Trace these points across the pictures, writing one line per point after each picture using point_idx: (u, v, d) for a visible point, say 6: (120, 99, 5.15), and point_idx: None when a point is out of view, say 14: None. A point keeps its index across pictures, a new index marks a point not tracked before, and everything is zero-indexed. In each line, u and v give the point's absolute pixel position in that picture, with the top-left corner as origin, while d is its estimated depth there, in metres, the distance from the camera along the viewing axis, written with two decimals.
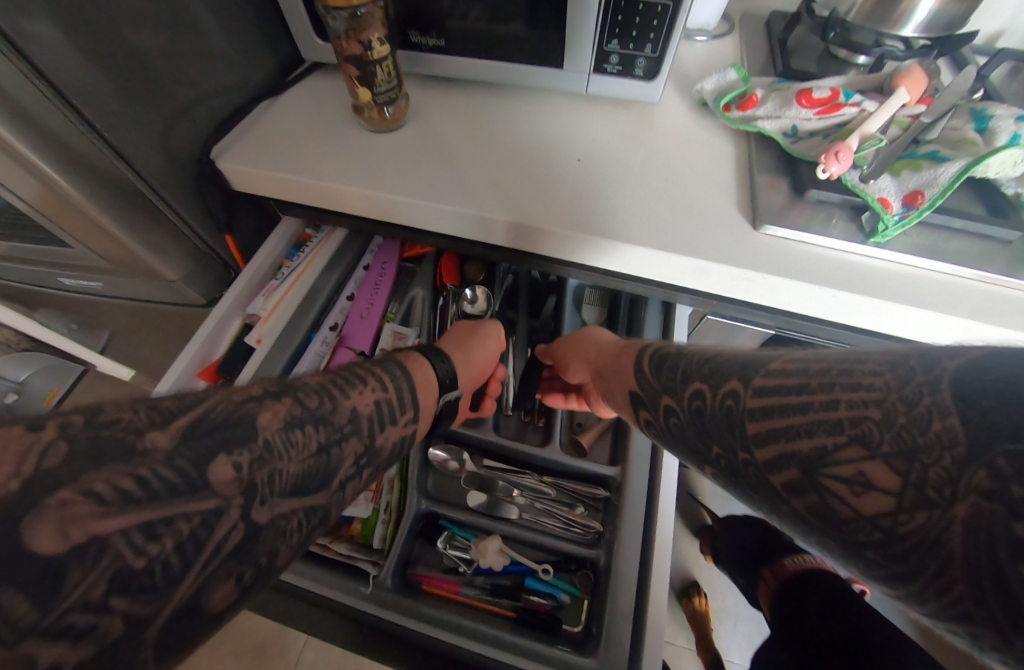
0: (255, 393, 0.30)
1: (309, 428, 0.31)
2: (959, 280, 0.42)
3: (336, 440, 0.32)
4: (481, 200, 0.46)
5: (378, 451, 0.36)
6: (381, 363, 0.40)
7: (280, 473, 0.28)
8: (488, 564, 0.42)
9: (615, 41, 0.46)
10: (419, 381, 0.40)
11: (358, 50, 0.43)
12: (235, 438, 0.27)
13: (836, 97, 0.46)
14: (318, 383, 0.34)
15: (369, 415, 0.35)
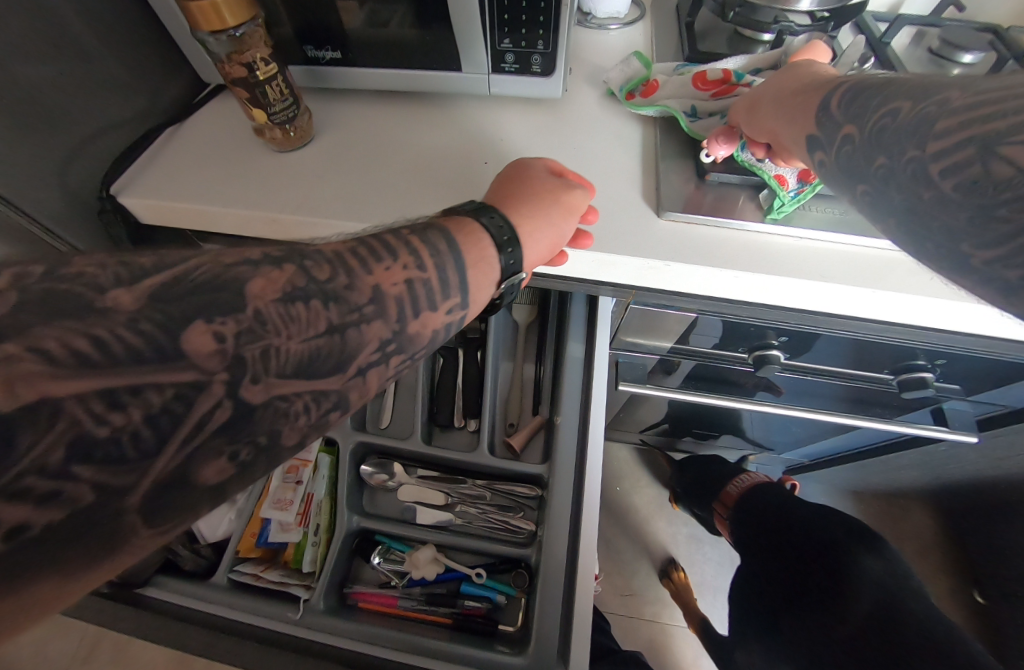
0: (251, 257, 0.25)
1: (316, 303, 0.26)
2: (854, 250, 0.43)
3: (353, 320, 0.27)
4: (390, 212, 0.46)
5: (409, 340, 0.30)
6: (423, 232, 0.32)
7: (275, 351, 0.24)
8: (420, 575, 0.42)
9: (507, 39, 0.46)
10: (473, 258, 0.33)
11: (243, 72, 0.42)
12: (218, 304, 0.23)
13: (728, 78, 0.47)
14: (334, 253, 0.28)
15: (398, 296, 0.29)
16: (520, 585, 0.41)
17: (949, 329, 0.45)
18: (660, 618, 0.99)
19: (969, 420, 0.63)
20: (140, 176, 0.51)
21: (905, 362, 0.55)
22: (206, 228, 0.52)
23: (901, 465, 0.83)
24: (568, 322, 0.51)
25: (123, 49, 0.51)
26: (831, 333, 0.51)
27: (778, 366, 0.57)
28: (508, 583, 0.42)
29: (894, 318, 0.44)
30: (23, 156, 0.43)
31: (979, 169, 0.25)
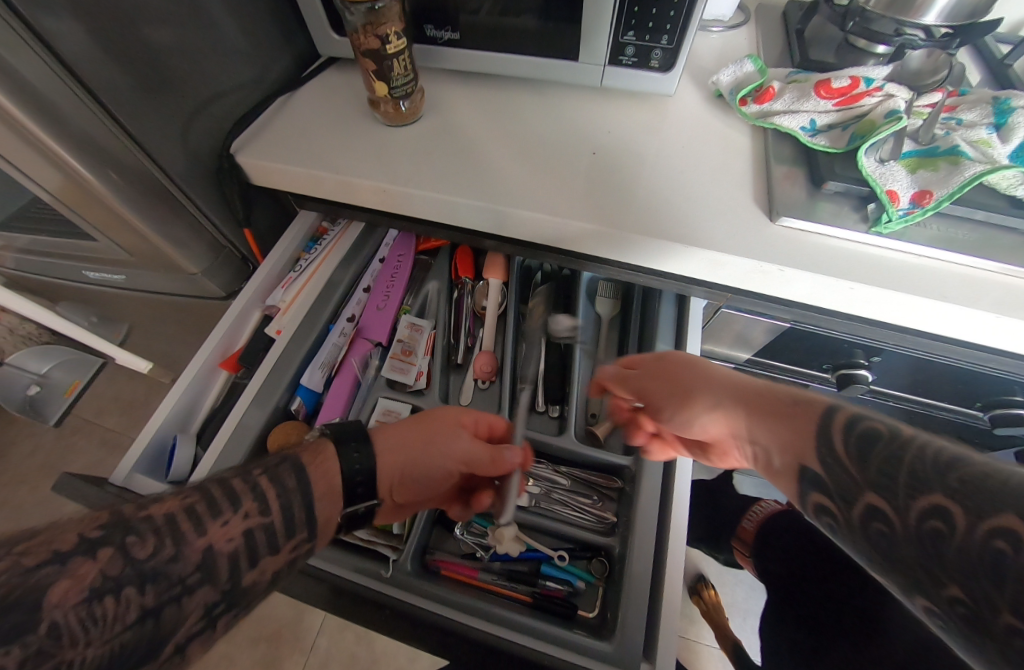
0: (59, 548, 0.23)
1: (127, 591, 0.24)
2: (982, 273, 0.42)
3: (172, 597, 0.26)
4: (496, 194, 0.47)
5: (245, 591, 0.30)
6: (274, 468, 0.33)
7: (77, 663, 0.22)
8: (505, 550, 0.41)
9: (631, 32, 0.46)
10: (321, 490, 0.35)
11: (375, 44, 0.43)
12: (4, 631, 0.20)
13: (856, 87, 0.46)
14: (164, 519, 0.27)
15: (231, 552, 0.29)
16: (599, 572, 0.43)
17: None
18: (687, 634, 0.98)
19: None
20: (254, 139, 0.53)
21: (1000, 398, 0.53)
22: (309, 195, 0.53)
23: None
24: (657, 320, 0.50)
25: (250, 19, 0.53)
26: (929, 357, 0.49)
27: (864, 388, 0.55)
28: (587, 570, 0.43)
29: (1013, 349, 0.43)
30: (159, 111, 0.46)
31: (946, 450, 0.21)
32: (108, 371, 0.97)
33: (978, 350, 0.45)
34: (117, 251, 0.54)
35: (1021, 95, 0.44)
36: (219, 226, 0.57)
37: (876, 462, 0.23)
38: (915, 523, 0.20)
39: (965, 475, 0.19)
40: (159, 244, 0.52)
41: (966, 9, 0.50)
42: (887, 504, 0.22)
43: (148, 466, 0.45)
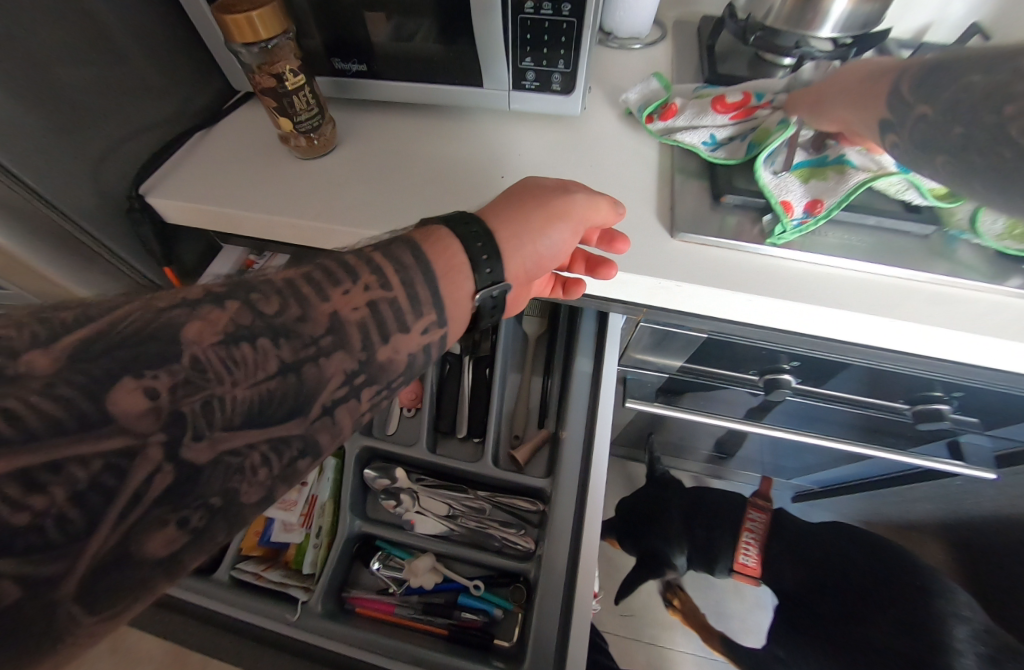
0: (189, 299, 0.26)
1: (263, 339, 0.26)
2: (875, 278, 0.43)
3: (309, 355, 0.27)
4: (406, 223, 0.47)
5: (380, 368, 0.30)
6: (389, 248, 0.32)
7: (220, 401, 0.24)
8: (419, 583, 0.44)
9: (529, 57, 0.47)
10: (443, 269, 0.33)
11: (272, 83, 0.43)
12: (150, 354, 0.23)
13: (748, 101, 0.47)
14: (284, 282, 0.29)
15: (360, 320, 0.29)
16: (517, 599, 0.43)
17: (968, 364, 0.45)
18: (660, 642, 0.96)
19: (987, 456, 0.62)
20: (168, 177, 0.53)
21: (921, 393, 0.55)
22: (227, 231, 0.53)
23: (918, 507, 0.80)
24: (577, 337, 0.51)
25: (159, 54, 0.53)
26: (844, 359, 0.50)
27: (789, 391, 0.56)
28: (506, 598, 0.43)
29: (913, 349, 0.44)
30: (61, 153, 0.45)
31: None
32: None
33: (885, 353, 0.47)
34: (31, 295, 0.53)
35: None
36: (138, 266, 0.56)
37: None
38: None
39: None
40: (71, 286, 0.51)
41: (858, 21, 0.53)
42: None
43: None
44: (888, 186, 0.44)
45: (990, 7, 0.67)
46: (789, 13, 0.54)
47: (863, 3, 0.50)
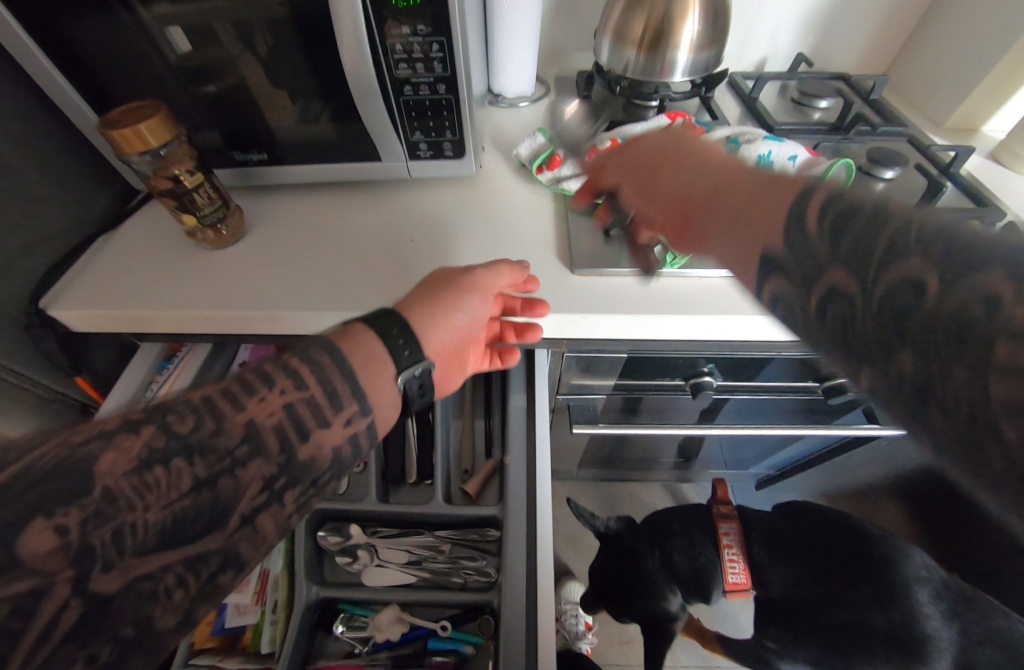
0: (105, 430, 0.25)
1: (177, 461, 0.26)
2: (753, 281, 0.49)
3: (225, 468, 0.27)
4: (322, 297, 0.48)
5: (302, 467, 0.30)
6: (306, 351, 0.32)
7: (132, 528, 0.24)
8: (385, 637, 0.43)
9: (419, 131, 0.51)
10: (361, 361, 0.33)
11: (169, 184, 0.45)
12: (57, 494, 0.22)
13: (616, 146, 0.53)
14: (201, 400, 0.29)
15: (276, 426, 0.29)
16: (486, 631, 0.42)
17: None
18: None
19: None
20: (70, 286, 0.51)
21: (826, 371, 0.61)
22: (140, 331, 0.52)
23: (858, 472, 0.86)
24: (508, 372, 0.54)
25: (51, 167, 0.53)
26: (749, 354, 0.55)
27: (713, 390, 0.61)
28: (476, 632, 0.42)
29: (803, 337, 0.49)
30: None
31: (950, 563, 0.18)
32: None
33: (781, 344, 0.52)
34: None
35: (746, 133, 0.54)
36: (48, 381, 0.53)
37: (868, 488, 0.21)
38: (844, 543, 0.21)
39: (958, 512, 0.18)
40: None
41: (701, 64, 0.62)
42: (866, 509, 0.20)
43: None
44: None
45: (808, 39, 0.80)
46: (642, 65, 0.62)
47: (698, 50, 0.60)
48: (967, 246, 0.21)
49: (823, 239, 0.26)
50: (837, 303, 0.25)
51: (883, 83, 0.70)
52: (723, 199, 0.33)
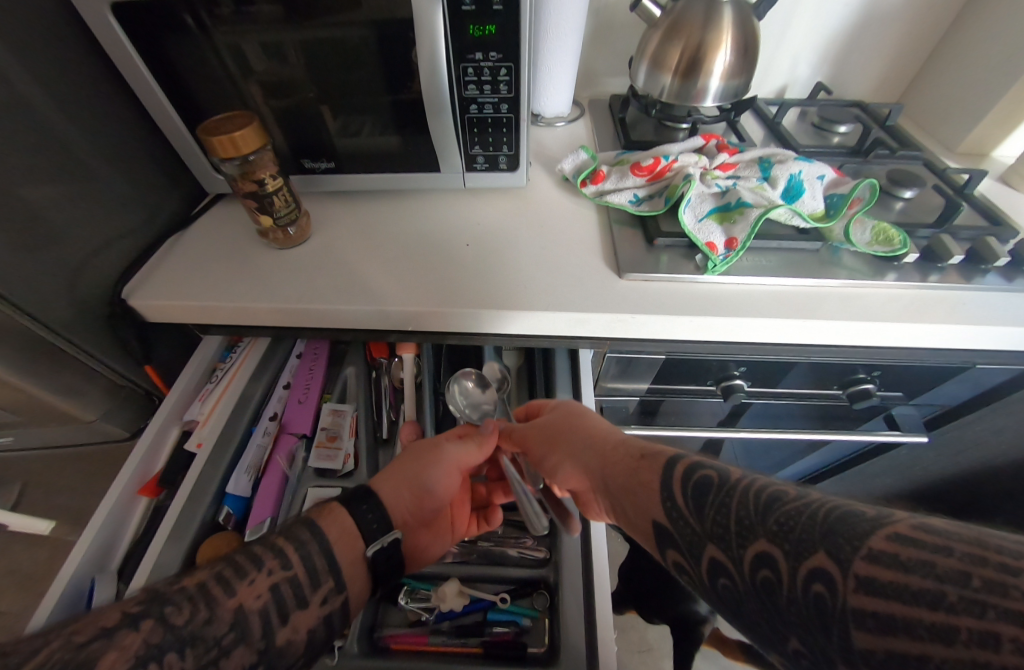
0: (107, 625, 0.27)
1: (172, 656, 0.28)
2: (788, 289, 0.53)
3: (212, 660, 0.29)
4: (388, 295, 0.52)
5: (277, 653, 0.33)
6: (289, 527, 0.38)
7: None
8: (449, 608, 0.46)
9: (477, 145, 0.55)
10: (337, 534, 0.38)
11: (253, 187, 0.49)
12: None
13: (658, 162, 0.57)
14: (195, 586, 0.32)
15: (262, 609, 0.33)
16: (542, 606, 0.47)
17: (878, 346, 0.54)
18: None
19: (917, 422, 0.71)
20: (148, 281, 0.56)
21: (850, 378, 0.64)
22: (209, 323, 0.55)
23: (878, 482, 0.88)
24: (555, 375, 0.58)
25: (133, 171, 0.57)
26: (780, 359, 0.59)
27: (743, 394, 0.64)
28: (532, 607, 0.47)
29: (834, 341, 0.52)
30: (43, 271, 0.47)
31: (824, 590, 0.22)
32: None
33: (812, 348, 0.55)
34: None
35: (778, 153, 0.58)
36: (119, 367, 0.57)
37: (778, 567, 0.24)
38: (801, 585, 0.23)
39: (858, 568, 0.21)
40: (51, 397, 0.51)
41: (731, 91, 0.66)
42: (784, 551, 0.24)
43: (68, 614, 0.43)
44: (778, 215, 0.55)
45: (826, 68, 0.86)
46: (676, 90, 0.67)
47: (729, 78, 0.64)
48: (786, 521, 0.25)
49: (702, 525, 0.30)
50: (724, 579, 0.27)
51: (899, 110, 0.75)
52: (613, 458, 0.40)
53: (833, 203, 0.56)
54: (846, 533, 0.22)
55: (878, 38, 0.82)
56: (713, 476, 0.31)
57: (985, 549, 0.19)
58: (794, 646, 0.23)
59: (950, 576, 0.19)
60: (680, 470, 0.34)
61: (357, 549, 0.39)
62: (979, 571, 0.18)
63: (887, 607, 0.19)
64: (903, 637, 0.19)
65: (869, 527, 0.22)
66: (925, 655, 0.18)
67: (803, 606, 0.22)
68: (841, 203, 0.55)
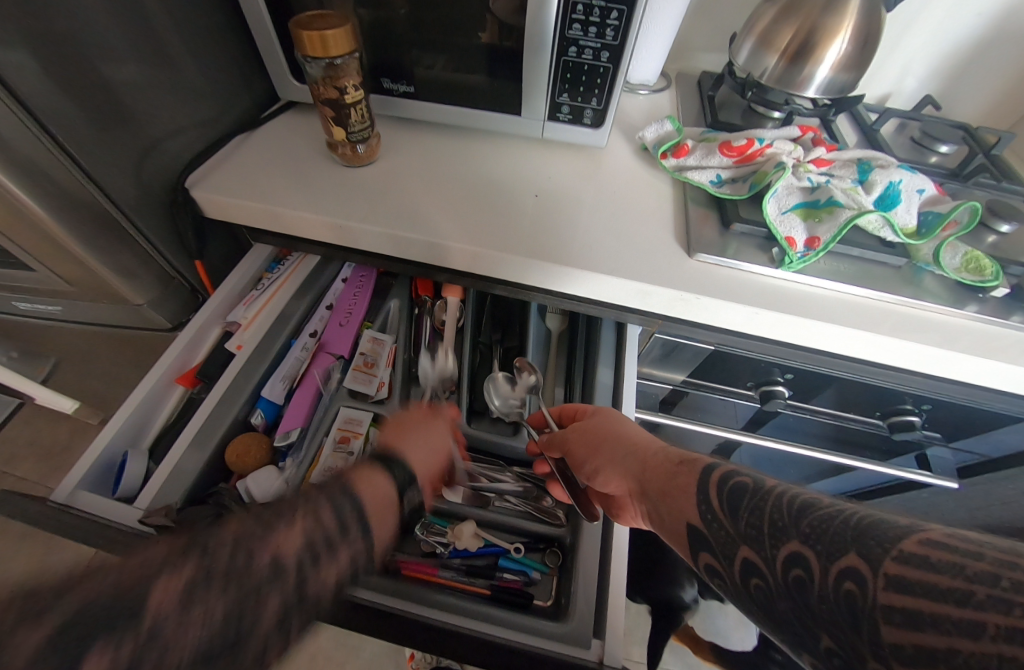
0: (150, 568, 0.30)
1: (212, 590, 0.31)
2: (864, 299, 0.50)
3: (252, 595, 0.32)
4: (449, 230, 0.50)
5: (309, 593, 0.34)
6: (324, 483, 0.40)
7: (174, 650, 0.28)
8: (463, 546, 0.49)
9: (565, 94, 0.53)
10: (366, 485, 0.41)
11: (334, 94, 0.47)
12: (115, 620, 0.27)
13: (751, 145, 0.54)
14: (235, 533, 0.34)
15: (298, 555, 0.35)
16: (553, 563, 0.50)
17: (939, 377, 0.51)
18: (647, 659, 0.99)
19: (949, 467, 0.69)
20: (212, 175, 0.55)
21: (894, 406, 0.62)
22: (265, 229, 0.55)
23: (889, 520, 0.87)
24: (599, 346, 0.58)
25: (211, 63, 0.56)
26: (831, 372, 0.57)
27: (782, 402, 0.62)
28: (543, 562, 0.50)
29: (896, 362, 0.50)
30: (115, 148, 0.47)
31: (854, 587, 0.23)
32: (25, 411, 0.95)
33: (870, 365, 0.53)
34: (58, 281, 0.53)
35: (880, 157, 0.55)
36: (171, 259, 0.57)
37: (812, 568, 0.24)
38: (833, 582, 0.23)
39: (889, 568, 0.22)
40: (105, 275, 0.51)
41: (837, 86, 0.62)
42: (816, 552, 0.25)
43: (98, 480, 0.44)
44: (867, 223, 0.51)
45: (936, 82, 0.80)
46: (780, 73, 0.62)
47: (841, 69, 0.59)
48: (818, 527, 0.25)
49: (735, 526, 0.30)
50: (754, 580, 0.27)
51: (1010, 140, 0.69)
52: (651, 467, 0.40)
53: (926, 222, 0.52)
54: (878, 536, 0.24)
55: (1004, 59, 0.76)
56: (747, 482, 0.31)
57: (1016, 556, 0.20)
58: (826, 645, 0.23)
59: (980, 577, 0.20)
60: (715, 475, 0.34)
61: (384, 490, 0.42)
62: (1007, 574, 0.20)
63: (917, 603, 0.21)
64: (929, 631, 0.20)
65: (900, 531, 0.23)
66: (954, 648, 0.19)
67: (833, 605, 0.23)
68: (936, 223, 0.51)
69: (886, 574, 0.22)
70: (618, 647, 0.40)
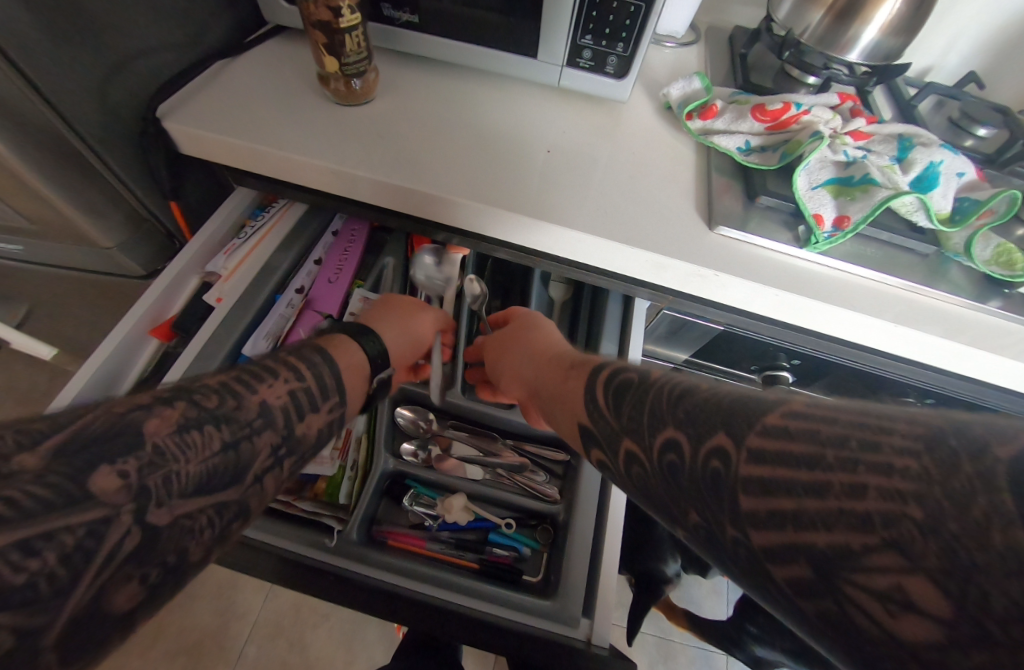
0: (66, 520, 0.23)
1: (207, 427, 0.31)
2: (888, 288, 0.47)
3: (245, 435, 0.33)
4: (449, 183, 0.46)
5: (298, 441, 0.37)
6: (300, 350, 0.41)
7: (176, 476, 0.28)
8: (453, 519, 0.49)
9: (589, 36, 0.47)
10: (342, 346, 0.44)
11: (327, 16, 0.40)
12: (117, 447, 0.26)
13: (787, 109, 0.49)
14: (219, 383, 0.34)
15: (283, 406, 0.36)
16: (544, 541, 0.49)
17: (952, 373, 0.50)
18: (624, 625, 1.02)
19: None
20: (187, 104, 0.49)
21: (897, 399, 0.60)
22: (247, 171, 0.50)
23: None
24: (604, 321, 0.55)
25: None
26: (842, 361, 0.55)
27: (783, 387, 0.61)
28: (533, 538, 0.50)
29: (913, 356, 0.48)
30: (75, 65, 0.41)
31: (720, 465, 0.23)
32: None
33: (882, 356, 0.51)
34: (15, 215, 0.48)
35: (921, 132, 0.50)
36: (143, 197, 0.52)
37: (708, 484, 0.24)
38: (703, 460, 0.24)
39: (753, 440, 0.23)
40: (69, 212, 0.47)
41: (882, 52, 0.56)
42: (688, 433, 0.26)
43: None
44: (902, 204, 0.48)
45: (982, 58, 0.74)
46: (823, 32, 0.57)
47: (891, 32, 0.54)
48: (694, 413, 0.27)
49: (618, 421, 0.32)
50: (636, 468, 0.30)
51: None
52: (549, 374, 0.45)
53: (961, 208, 0.49)
54: (750, 408, 0.24)
55: None
56: (633, 377, 0.34)
57: (872, 418, 0.20)
58: (693, 519, 0.25)
59: (830, 439, 0.20)
60: (603, 374, 0.37)
61: (355, 362, 0.44)
62: (856, 434, 0.20)
63: (770, 472, 0.21)
64: (788, 494, 0.20)
65: (765, 406, 0.24)
66: (801, 509, 0.20)
67: (699, 479, 0.24)
68: (972, 209, 0.47)
69: (750, 451, 0.22)
70: (608, 628, 0.39)
